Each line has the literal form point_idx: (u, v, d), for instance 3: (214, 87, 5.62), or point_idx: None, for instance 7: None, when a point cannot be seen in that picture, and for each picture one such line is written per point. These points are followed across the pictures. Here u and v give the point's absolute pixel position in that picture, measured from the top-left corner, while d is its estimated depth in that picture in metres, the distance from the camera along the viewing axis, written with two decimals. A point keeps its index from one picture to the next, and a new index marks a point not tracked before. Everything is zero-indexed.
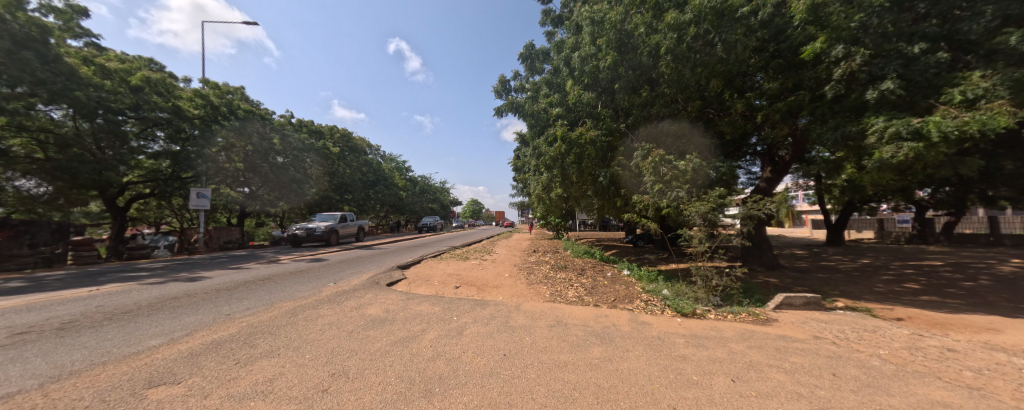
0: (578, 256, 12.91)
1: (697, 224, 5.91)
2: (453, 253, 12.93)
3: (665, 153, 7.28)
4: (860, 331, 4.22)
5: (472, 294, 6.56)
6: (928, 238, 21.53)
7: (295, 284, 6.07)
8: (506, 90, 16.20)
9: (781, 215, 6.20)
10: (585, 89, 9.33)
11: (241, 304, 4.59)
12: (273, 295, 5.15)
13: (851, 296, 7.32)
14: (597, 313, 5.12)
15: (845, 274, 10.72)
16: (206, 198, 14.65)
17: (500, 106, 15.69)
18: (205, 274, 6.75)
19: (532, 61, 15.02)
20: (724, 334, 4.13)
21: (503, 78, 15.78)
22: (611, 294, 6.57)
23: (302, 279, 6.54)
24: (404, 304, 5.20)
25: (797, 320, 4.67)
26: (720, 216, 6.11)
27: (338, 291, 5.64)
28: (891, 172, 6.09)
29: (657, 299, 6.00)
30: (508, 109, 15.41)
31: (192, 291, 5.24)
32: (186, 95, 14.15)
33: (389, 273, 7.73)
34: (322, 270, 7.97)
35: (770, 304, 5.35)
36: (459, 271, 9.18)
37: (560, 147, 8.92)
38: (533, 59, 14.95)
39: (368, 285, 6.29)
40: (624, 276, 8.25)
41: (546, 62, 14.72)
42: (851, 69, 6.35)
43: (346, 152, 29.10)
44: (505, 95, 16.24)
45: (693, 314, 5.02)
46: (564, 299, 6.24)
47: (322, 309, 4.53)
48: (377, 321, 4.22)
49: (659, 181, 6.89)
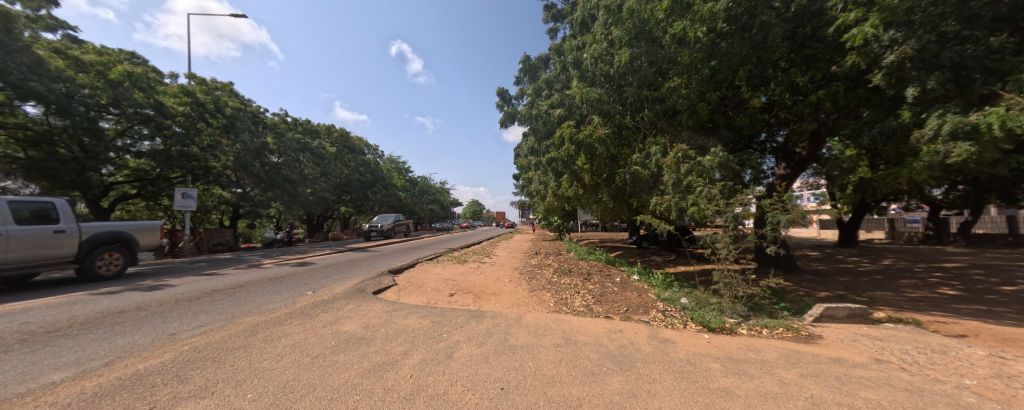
0: (582, 258, 12.23)
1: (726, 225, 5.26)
2: (450, 256, 12.27)
3: (686, 148, 6.66)
4: (926, 351, 3.54)
5: (466, 303, 5.89)
6: (943, 238, 20.76)
7: (269, 293, 5.39)
8: (506, 99, 15.53)
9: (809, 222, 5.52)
10: (592, 83, 8.65)
11: (194, 319, 3.89)
12: (238, 307, 4.47)
13: (884, 303, 6.63)
14: (609, 327, 4.50)
15: (868, 277, 10.00)
16: (192, 198, 14.02)
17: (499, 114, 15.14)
18: (174, 282, 6.10)
19: (533, 72, 14.45)
20: (766, 356, 3.46)
21: (502, 89, 15.15)
22: (624, 303, 5.89)
23: (278, 287, 5.85)
24: (388, 318, 4.52)
25: (846, 337, 4.00)
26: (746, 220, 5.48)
27: (315, 302, 4.95)
28: (944, 167, 5.37)
29: (677, 310, 5.34)
30: (508, 117, 14.76)
31: (145, 302, 4.56)
32: (171, 91, 13.52)
33: (378, 280, 7.06)
34: (306, 275, 7.32)
35: (808, 316, 4.70)
36: (456, 276, 8.49)
37: (569, 148, 8.37)
38: (534, 70, 14.40)
39: (351, 294, 5.63)
40: (633, 281, 7.65)
41: (548, 66, 14.09)
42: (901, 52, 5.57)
43: (343, 151, 28.56)
44: (505, 105, 15.58)
45: (724, 330, 4.32)
46: (570, 309, 5.55)
47: (290, 326, 3.83)
48: (351, 341, 3.52)
49: (680, 179, 6.31)
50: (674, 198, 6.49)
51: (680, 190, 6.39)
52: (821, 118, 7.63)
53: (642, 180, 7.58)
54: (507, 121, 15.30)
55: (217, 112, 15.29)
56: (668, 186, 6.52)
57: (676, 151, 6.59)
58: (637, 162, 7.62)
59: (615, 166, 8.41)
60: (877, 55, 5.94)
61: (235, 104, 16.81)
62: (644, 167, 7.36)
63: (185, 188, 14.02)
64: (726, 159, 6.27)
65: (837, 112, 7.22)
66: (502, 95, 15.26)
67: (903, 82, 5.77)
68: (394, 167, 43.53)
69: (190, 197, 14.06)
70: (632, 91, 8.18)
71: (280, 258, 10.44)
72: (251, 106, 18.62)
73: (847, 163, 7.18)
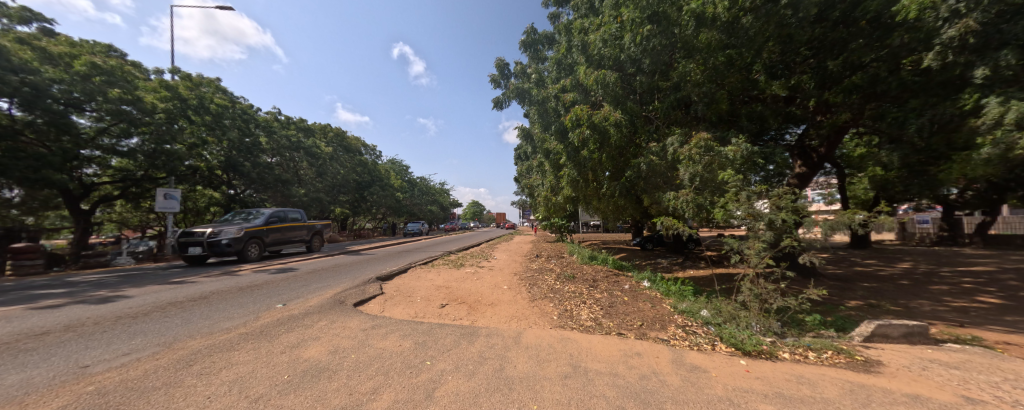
0: (585, 261, 11.62)
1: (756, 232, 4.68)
2: (446, 260, 11.61)
3: (706, 137, 5.99)
4: (1020, 384, 2.87)
5: (459, 316, 5.24)
6: (958, 239, 20.03)
7: (232, 306, 4.72)
8: (506, 76, 14.87)
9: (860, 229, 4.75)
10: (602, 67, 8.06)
11: (122, 345, 3.21)
12: (188, 326, 3.80)
13: (925, 313, 5.94)
14: (622, 348, 3.85)
15: (894, 282, 9.28)
16: (175, 199, 13.41)
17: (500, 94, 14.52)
18: (130, 292, 5.43)
19: (536, 49, 13.67)
20: (823, 391, 2.78)
21: (502, 64, 14.47)
22: (636, 315, 5.24)
23: (245, 299, 5.17)
24: (363, 338, 3.81)
25: (910, 362, 3.35)
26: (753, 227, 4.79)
27: (281, 317, 4.28)
28: (1008, 161, 4.67)
29: (698, 325, 4.73)
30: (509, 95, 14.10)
31: (77, 321, 3.88)
32: (150, 86, 12.83)
33: (363, 288, 6.40)
34: (284, 283, 6.64)
35: (855, 334, 4.07)
36: (450, 283, 7.84)
37: (577, 133, 7.64)
38: (537, 45, 13.53)
39: (329, 306, 4.97)
40: (644, 289, 6.97)
41: (551, 48, 13.43)
42: (965, 26, 4.82)
43: (340, 151, 27.96)
44: (504, 81, 14.93)
45: (762, 354, 3.60)
46: (577, 324, 4.88)
47: (238, 353, 3.14)
48: (309, 375, 2.83)
49: (700, 172, 5.64)
50: (692, 195, 5.83)
51: (700, 186, 5.75)
52: (854, 109, 6.96)
53: (657, 173, 6.92)
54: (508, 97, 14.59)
55: (202, 109, 14.71)
56: (685, 179, 5.89)
57: (695, 139, 5.90)
58: (650, 155, 7.03)
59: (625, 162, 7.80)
60: (930, 32, 5.25)
61: (220, 101, 16.24)
62: (659, 158, 6.67)
63: (167, 189, 13.36)
64: (751, 151, 5.64)
65: (875, 101, 6.58)
66: (502, 70, 14.50)
67: (964, 63, 5.10)
68: (392, 168, 43.11)
69: (172, 197, 13.43)
70: (642, 79, 7.56)
71: (264, 262, 9.79)
72: (241, 103, 18.14)
73: (883, 160, 6.52)
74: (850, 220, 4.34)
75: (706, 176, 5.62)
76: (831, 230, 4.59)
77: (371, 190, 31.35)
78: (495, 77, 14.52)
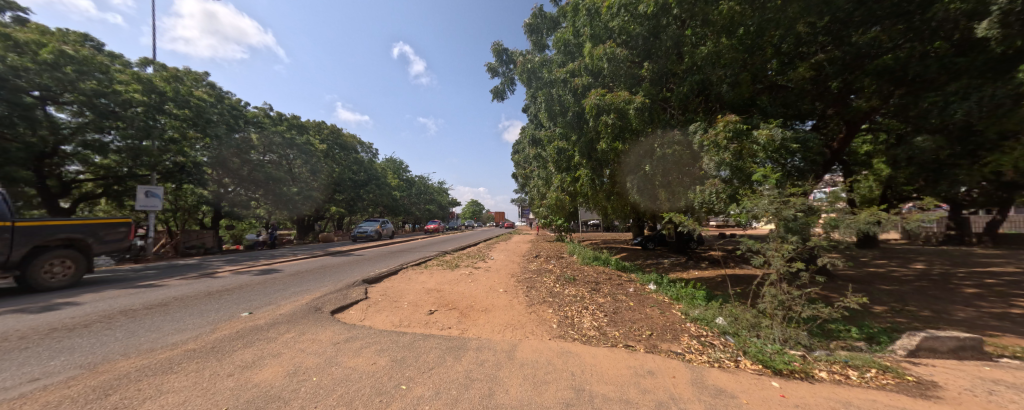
0: (586, 262, 11.08)
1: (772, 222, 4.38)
2: (440, 261, 11.07)
3: (735, 120, 5.76)
4: None
5: (450, 325, 4.75)
6: (965, 238, 19.52)
7: (189, 315, 4.17)
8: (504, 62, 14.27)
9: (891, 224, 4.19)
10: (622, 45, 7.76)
11: (36, 367, 2.68)
12: (127, 341, 3.26)
13: (959, 321, 5.43)
14: (631, 364, 3.34)
15: (915, 285, 8.76)
16: (157, 197, 12.86)
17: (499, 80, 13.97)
18: (82, 299, 4.89)
19: (538, 35, 13.16)
20: None
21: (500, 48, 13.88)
22: (644, 323, 4.73)
23: (208, 306, 4.62)
24: (332, 355, 3.28)
25: (974, 385, 2.83)
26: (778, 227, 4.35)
27: (243, 329, 3.75)
28: None
29: (713, 335, 4.29)
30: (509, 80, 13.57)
31: (1, 334, 3.35)
32: (125, 78, 12.17)
33: (345, 293, 5.86)
34: (262, 286, 6.12)
35: (896, 348, 3.57)
36: (442, 286, 7.31)
37: (601, 120, 7.34)
38: (539, 29, 13.01)
39: (303, 315, 4.45)
40: (651, 293, 6.46)
41: (553, 31, 12.90)
42: None
43: (335, 148, 27.34)
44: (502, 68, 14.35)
45: (795, 373, 3.09)
46: (578, 334, 4.35)
47: (174, 378, 2.61)
48: (253, 407, 2.29)
49: (726, 159, 5.46)
50: (721, 185, 5.62)
51: (729, 174, 5.53)
52: (881, 95, 6.43)
53: (677, 166, 6.68)
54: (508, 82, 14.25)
55: (183, 103, 14.20)
56: (710, 170, 5.74)
57: (721, 123, 5.76)
58: (668, 143, 6.72)
59: (641, 154, 7.44)
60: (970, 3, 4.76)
61: (203, 95, 15.59)
62: (683, 146, 6.47)
63: (149, 186, 12.81)
64: (781, 138, 5.21)
65: (909, 85, 6.06)
66: (500, 54, 13.93)
67: None
68: (389, 167, 42.48)
69: (154, 196, 12.93)
70: (652, 66, 7.43)
71: (246, 264, 9.21)
72: (228, 99, 17.69)
73: (913, 151, 5.98)
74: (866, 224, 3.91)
75: (734, 165, 5.40)
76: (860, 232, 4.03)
77: (367, 188, 30.73)
78: (494, 62, 13.95)
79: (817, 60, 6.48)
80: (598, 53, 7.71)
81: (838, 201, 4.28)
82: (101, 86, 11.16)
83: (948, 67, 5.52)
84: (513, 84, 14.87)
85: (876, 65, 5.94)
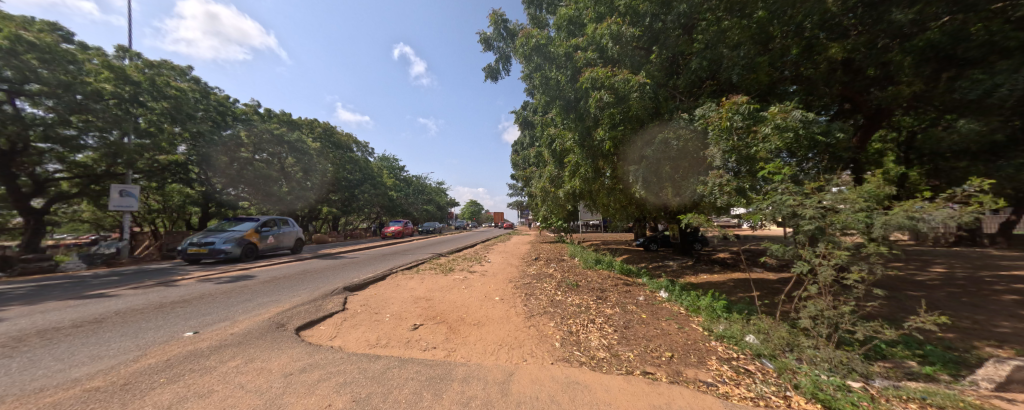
0: (589, 265, 10.41)
1: (800, 222, 3.64)
2: (433, 264, 10.40)
3: (743, 100, 5.07)
4: None
5: (432, 343, 4.06)
6: (977, 239, 18.85)
7: (118, 337, 3.46)
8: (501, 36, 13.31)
9: (932, 214, 3.03)
10: (630, 22, 7.17)
11: None
12: (13, 376, 2.56)
13: (1018, 338, 4.77)
14: (655, 401, 2.65)
15: (946, 291, 8.10)
16: (132, 197, 12.16)
17: (494, 55, 13.44)
18: (7, 315, 4.20)
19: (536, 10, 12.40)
20: None
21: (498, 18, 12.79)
22: (661, 341, 4.06)
23: (148, 324, 3.91)
24: (276, 394, 2.55)
25: None
26: (811, 231, 3.56)
27: (174, 356, 3.03)
28: None
29: (748, 360, 3.57)
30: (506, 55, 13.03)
31: None
32: (96, 69, 11.50)
33: (317, 304, 5.16)
34: (224, 296, 5.42)
35: (988, 383, 2.87)
36: (432, 293, 6.64)
37: (598, 95, 6.61)
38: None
39: (260, 334, 3.74)
40: (663, 302, 5.82)
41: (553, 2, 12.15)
42: None
43: (328, 147, 26.55)
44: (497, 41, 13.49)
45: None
46: (584, 357, 3.66)
47: None
48: None
49: (737, 147, 4.79)
50: (726, 177, 4.92)
51: (741, 162, 4.85)
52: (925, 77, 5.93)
53: (685, 154, 6.03)
54: (504, 55, 13.84)
55: (160, 96, 13.33)
56: (716, 160, 5.01)
57: (727, 106, 5.13)
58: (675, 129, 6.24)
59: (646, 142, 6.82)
60: None
61: (183, 88, 14.88)
62: (689, 131, 5.85)
63: (125, 185, 12.14)
64: (803, 120, 4.43)
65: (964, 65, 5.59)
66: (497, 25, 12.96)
67: None
68: (384, 166, 41.52)
69: (129, 195, 12.28)
70: (660, 52, 7.18)
71: (221, 269, 8.53)
72: (214, 94, 17.01)
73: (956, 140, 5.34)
74: (906, 217, 3.07)
75: (745, 152, 4.76)
76: (915, 232, 3.26)
77: (362, 188, 29.92)
78: (490, 35, 13.24)
79: (852, 39, 5.98)
80: (599, 30, 7.08)
81: (886, 193, 3.44)
82: (68, 77, 10.50)
83: (1004, 44, 5.08)
84: (508, 61, 14.22)
85: (921, 41, 5.45)
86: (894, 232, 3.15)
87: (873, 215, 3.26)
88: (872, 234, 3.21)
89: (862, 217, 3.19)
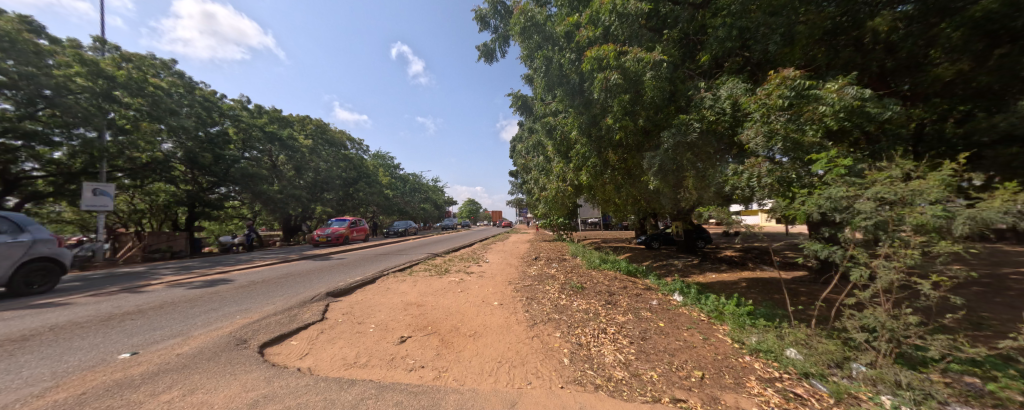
0: (593, 265, 9.86)
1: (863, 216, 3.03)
2: (429, 265, 9.78)
3: (781, 76, 4.45)
4: None
5: (422, 361, 3.47)
6: None
7: (27, 364, 2.80)
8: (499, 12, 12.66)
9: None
10: None
11: None
12: None
13: None
14: None
15: (974, 290, 7.59)
16: (107, 196, 11.49)
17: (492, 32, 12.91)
18: None
19: None
20: None
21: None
22: (689, 357, 3.48)
23: (76, 344, 3.25)
24: None
25: None
26: (877, 227, 2.96)
27: (89, 391, 2.41)
28: None
29: (793, 381, 3.00)
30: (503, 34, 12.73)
31: None
32: (65, 61, 10.80)
33: (294, 314, 4.53)
34: (187, 306, 4.75)
35: None
36: (425, 298, 6.02)
37: (608, 77, 6.01)
38: None
39: (214, 354, 3.14)
40: (680, 307, 5.26)
41: None
42: None
43: (321, 144, 25.80)
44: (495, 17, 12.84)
45: None
46: (600, 379, 3.07)
47: None
48: None
49: (777, 130, 4.18)
50: (765, 165, 4.31)
51: (781, 147, 4.24)
52: (972, 56, 5.30)
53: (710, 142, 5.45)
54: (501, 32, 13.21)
55: (138, 91, 12.60)
56: (754, 147, 4.39)
57: (775, 80, 4.43)
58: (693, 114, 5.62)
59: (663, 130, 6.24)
60: None
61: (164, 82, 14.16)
62: (712, 114, 5.25)
63: (100, 184, 11.48)
64: (858, 97, 3.84)
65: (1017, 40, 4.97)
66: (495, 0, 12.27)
67: None
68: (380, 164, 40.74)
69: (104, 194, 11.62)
70: (674, 31, 6.56)
71: (198, 272, 7.85)
72: (198, 88, 16.29)
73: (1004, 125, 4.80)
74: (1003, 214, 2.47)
75: (790, 137, 4.10)
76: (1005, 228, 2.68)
77: (357, 187, 29.21)
78: (488, 11, 12.55)
79: (886, 14, 5.42)
80: (603, 6, 6.50)
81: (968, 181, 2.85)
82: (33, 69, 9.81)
83: None
84: (506, 42, 13.58)
85: (968, 12, 4.88)
86: (979, 233, 2.56)
87: (960, 207, 2.65)
88: (958, 232, 2.61)
89: (938, 214, 2.59)
